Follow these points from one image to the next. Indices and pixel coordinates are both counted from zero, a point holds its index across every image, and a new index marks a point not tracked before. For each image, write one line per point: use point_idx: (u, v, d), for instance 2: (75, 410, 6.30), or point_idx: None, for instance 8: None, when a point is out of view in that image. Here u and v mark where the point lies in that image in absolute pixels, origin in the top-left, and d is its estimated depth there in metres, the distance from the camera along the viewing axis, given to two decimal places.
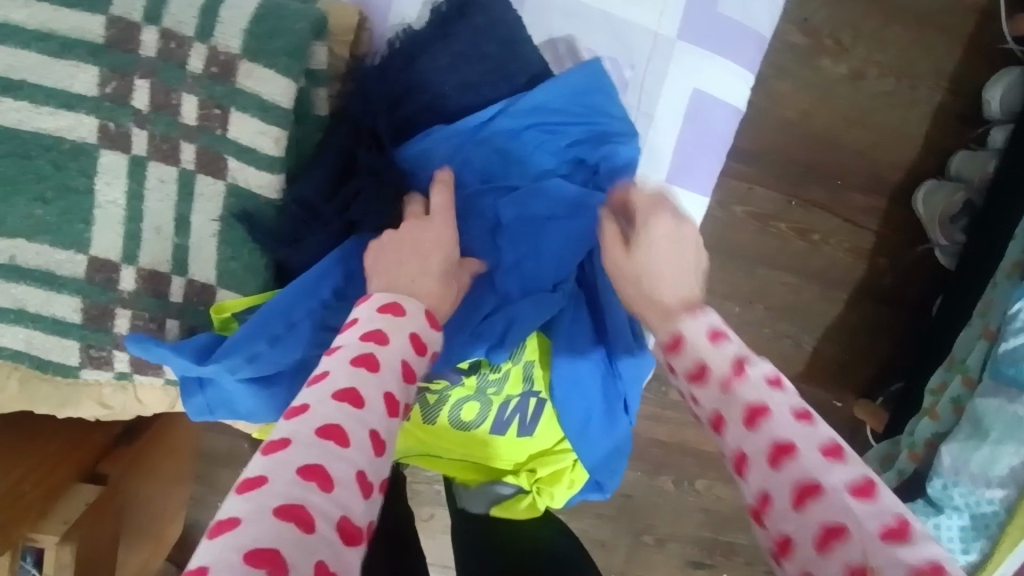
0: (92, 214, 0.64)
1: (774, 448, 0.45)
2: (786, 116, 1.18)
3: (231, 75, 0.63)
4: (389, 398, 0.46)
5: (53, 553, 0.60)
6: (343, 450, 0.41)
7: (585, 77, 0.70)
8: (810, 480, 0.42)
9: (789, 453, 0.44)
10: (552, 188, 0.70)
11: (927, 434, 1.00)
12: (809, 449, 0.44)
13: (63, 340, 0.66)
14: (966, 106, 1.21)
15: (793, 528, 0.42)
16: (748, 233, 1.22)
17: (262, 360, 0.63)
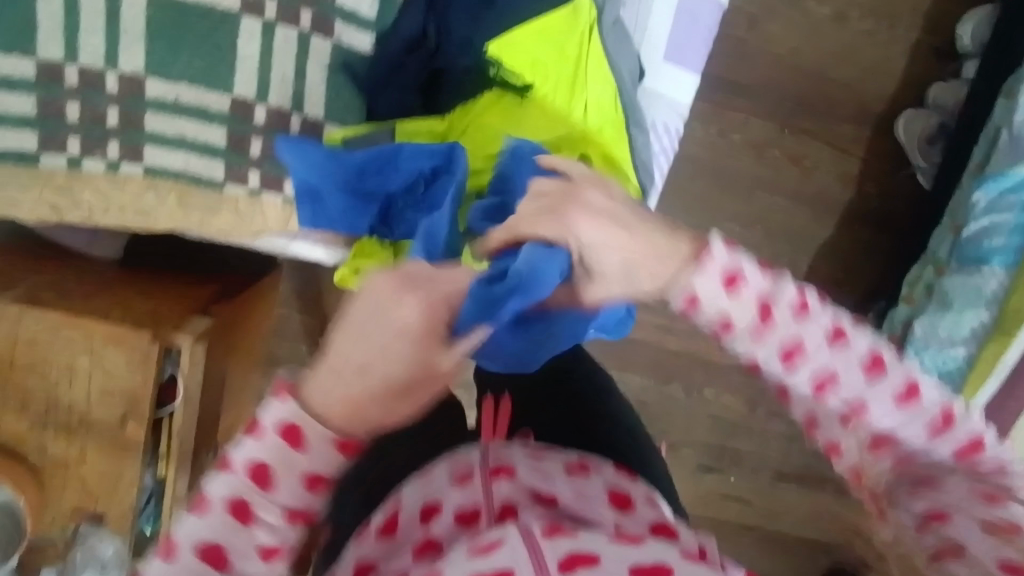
0: (235, 62, 0.66)
1: (818, 382, 0.54)
2: (777, 53, 1.33)
3: None
4: (334, 443, 0.46)
5: (188, 350, 0.78)
6: (284, 504, 0.46)
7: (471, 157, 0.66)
8: (862, 406, 0.54)
9: (885, 443, 0.58)
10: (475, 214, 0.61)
11: (903, 316, 1.15)
12: (910, 423, 0.55)
13: (210, 160, 0.67)
14: (940, 43, 1.35)
15: (869, 462, 0.60)
16: (748, 160, 1.36)
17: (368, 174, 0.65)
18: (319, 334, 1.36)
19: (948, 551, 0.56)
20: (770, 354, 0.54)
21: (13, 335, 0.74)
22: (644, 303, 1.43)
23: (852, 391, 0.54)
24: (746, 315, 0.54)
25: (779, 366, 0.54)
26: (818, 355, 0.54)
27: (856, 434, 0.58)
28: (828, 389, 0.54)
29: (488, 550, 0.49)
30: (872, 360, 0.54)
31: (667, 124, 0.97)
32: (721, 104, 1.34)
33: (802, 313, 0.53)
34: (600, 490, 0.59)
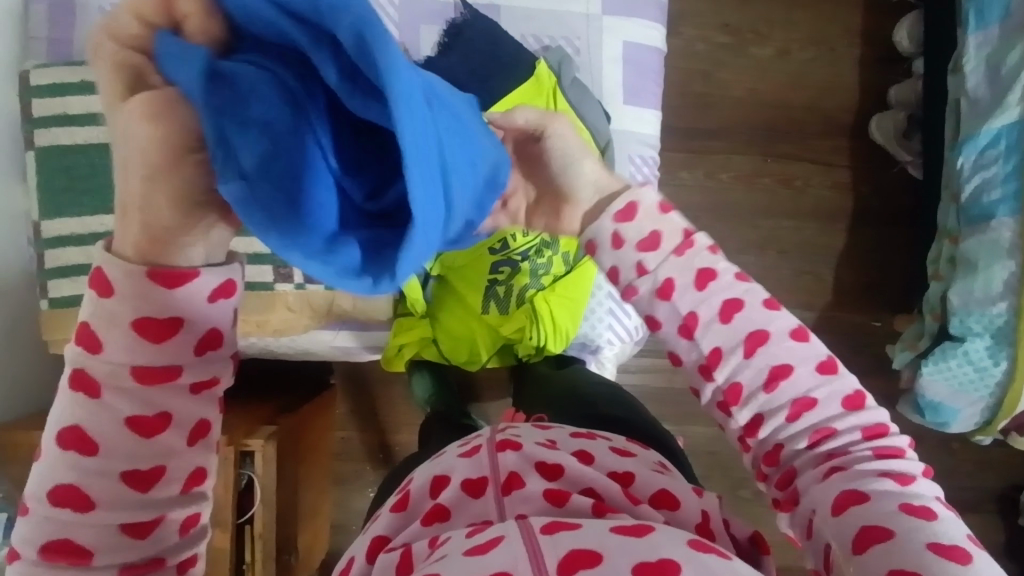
0: None
1: (728, 305, 0.57)
2: (737, 95, 1.44)
3: None
4: (71, 435, 0.45)
5: (260, 452, 0.83)
6: (129, 317, 0.44)
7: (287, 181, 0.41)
8: (765, 333, 0.57)
9: (811, 404, 0.57)
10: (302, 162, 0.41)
11: (938, 293, 1.14)
12: (826, 393, 0.57)
13: (260, 266, 0.79)
14: (882, 51, 1.46)
15: (801, 457, 0.57)
16: (741, 193, 1.44)
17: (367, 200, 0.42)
18: (379, 448, 1.37)
19: (873, 533, 0.50)
20: (659, 260, 0.57)
21: None
22: None
23: (730, 339, 0.56)
24: (637, 236, 0.57)
25: (673, 262, 0.57)
26: (688, 296, 0.57)
27: (759, 367, 0.56)
28: (709, 283, 0.57)
29: (488, 543, 0.50)
30: (726, 305, 0.57)
31: (643, 155, 0.90)
32: (702, 149, 1.43)
33: (662, 211, 0.58)
34: (603, 451, 0.67)
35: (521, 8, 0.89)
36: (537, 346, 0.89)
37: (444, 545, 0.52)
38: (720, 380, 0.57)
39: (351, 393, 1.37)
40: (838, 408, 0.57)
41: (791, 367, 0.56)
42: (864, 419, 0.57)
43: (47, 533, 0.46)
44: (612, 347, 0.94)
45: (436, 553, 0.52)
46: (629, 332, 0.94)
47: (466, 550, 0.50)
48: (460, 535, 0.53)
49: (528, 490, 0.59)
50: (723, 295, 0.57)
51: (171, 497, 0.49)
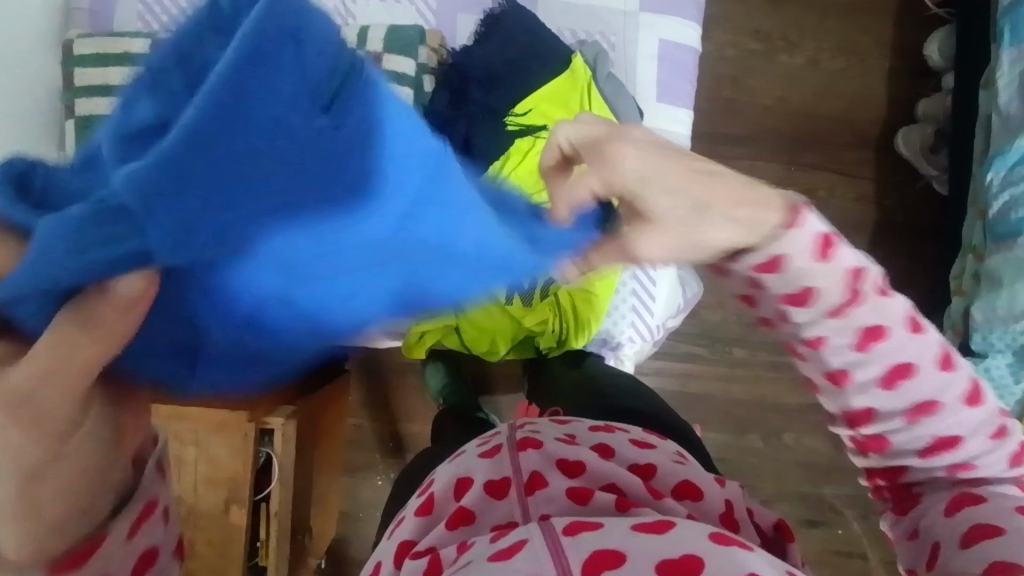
0: None
1: (873, 336, 0.54)
2: (763, 102, 1.44)
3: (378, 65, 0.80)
4: None
5: (280, 430, 0.84)
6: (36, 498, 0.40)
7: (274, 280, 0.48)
8: (911, 366, 0.55)
9: (929, 408, 0.56)
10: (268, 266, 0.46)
11: (961, 308, 1.14)
12: (944, 389, 0.56)
13: None
14: (912, 64, 1.45)
15: (905, 433, 0.58)
16: None
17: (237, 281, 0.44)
18: (390, 437, 1.37)
19: (986, 531, 0.54)
20: (810, 315, 0.53)
21: None
22: (699, 354, 1.44)
23: (846, 333, 0.54)
24: (760, 261, 0.50)
25: (793, 292, 0.52)
26: (808, 314, 0.53)
27: (879, 363, 0.55)
28: (837, 309, 0.53)
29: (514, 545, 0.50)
30: (865, 332, 0.53)
31: None
32: (726, 155, 1.43)
33: (821, 253, 0.50)
34: (623, 443, 0.67)
35: (559, 2, 0.89)
36: (559, 339, 0.91)
37: (471, 550, 0.53)
38: (852, 406, 0.58)
39: (364, 381, 1.37)
40: (962, 409, 0.57)
41: (912, 364, 0.55)
42: (985, 416, 0.58)
43: None
44: (632, 345, 0.93)
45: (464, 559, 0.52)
46: (651, 331, 0.94)
47: (492, 554, 0.50)
48: (487, 539, 0.53)
49: (551, 489, 0.59)
50: (858, 322, 0.53)
51: None
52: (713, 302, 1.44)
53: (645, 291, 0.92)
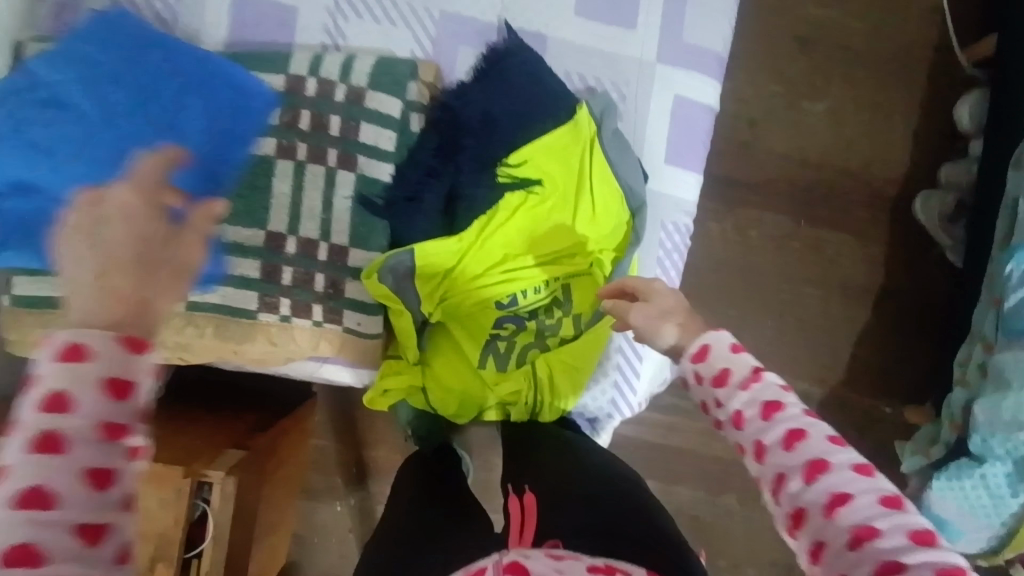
0: (269, 201, 0.72)
1: (790, 432, 0.55)
2: (780, 151, 1.36)
3: (360, 102, 0.74)
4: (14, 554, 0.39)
5: (219, 485, 0.77)
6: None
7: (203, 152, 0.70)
8: (825, 463, 0.53)
9: (824, 469, 0.52)
10: (197, 173, 0.69)
11: (962, 401, 1.07)
12: (842, 465, 0.52)
13: (246, 291, 0.71)
14: (939, 126, 1.38)
15: (818, 517, 0.51)
16: (768, 254, 1.37)
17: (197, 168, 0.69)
18: (354, 461, 1.31)
19: None
20: (729, 394, 0.59)
21: None
22: (683, 407, 1.38)
23: (768, 431, 0.56)
24: (710, 372, 0.61)
25: (738, 395, 0.59)
26: (736, 397, 0.59)
27: (777, 430, 0.56)
28: (752, 383, 0.59)
29: (84, 355, 0.43)
30: (764, 403, 0.57)
31: (677, 224, 0.83)
32: (733, 202, 1.36)
33: (735, 351, 0.61)
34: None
35: (571, 42, 0.81)
36: (531, 411, 0.80)
37: (58, 492, 0.41)
38: (784, 504, 0.54)
39: (333, 403, 1.30)
40: (877, 510, 0.50)
41: (805, 429, 0.55)
42: (887, 500, 0.50)
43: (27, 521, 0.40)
44: (608, 422, 0.86)
45: (59, 517, 0.41)
46: (632, 408, 0.86)
47: (85, 473, 0.42)
48: (21, 462, 0.41)
49: None
50: (759, 394, 0.58)
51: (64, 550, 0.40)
52: None
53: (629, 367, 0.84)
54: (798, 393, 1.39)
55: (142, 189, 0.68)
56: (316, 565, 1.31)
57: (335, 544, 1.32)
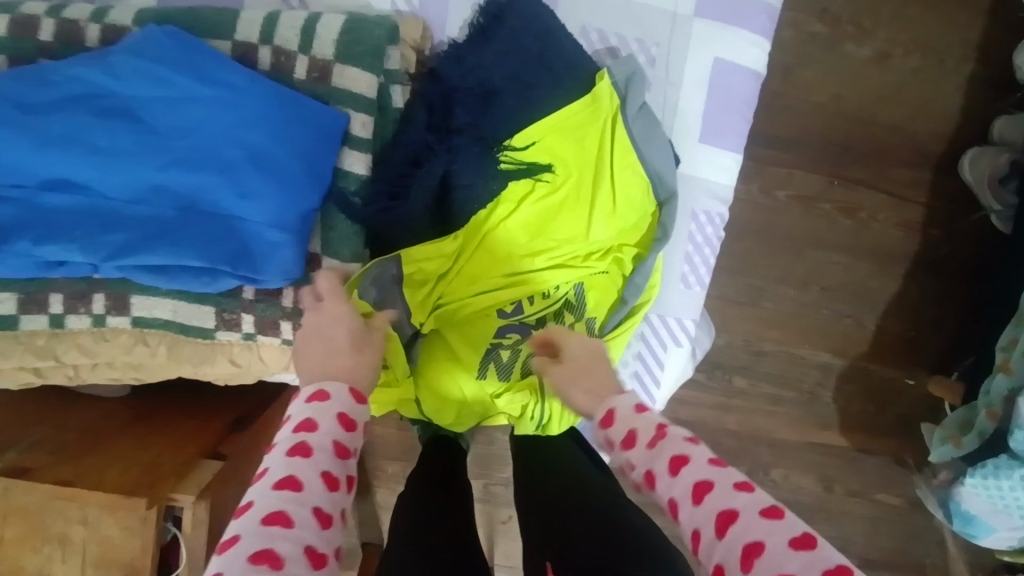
0: None
1: (696, 487, 0.46)
2: (816, 101, 1.21)
3: (326, 80, 0.62)
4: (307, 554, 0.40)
5: (190, 510, 0.69)
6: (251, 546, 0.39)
7: (127, 153, 0.56)
8: (731, 511, 0.43)
9: (732, 519, 0.43)
10: (134, 177, 0.56)
11: (1004, 390, 0.98)
12: (747, 509, 0.43)
13: (200, 306, 0.60)
14: (998, 73, 1.22)
15: None
16: (795, 217, 1.25)
17: (117, 173, 0.56)
18: None
19: None
20: (638, 456, 0.51)
21: (4, 506, 0.66)
22: (694, 380, 1.30)
23: (676, 487, 0.47)
24: (619, 435, 0.53)
25: (641, 453, 0.50)
26: (639, 455, 0.51)
27: (683, 486, 0.47)
28: (659, 438, 0.50)
29: (327, 394, 0.50)
30: (669, 458, 0.48)
31: (710, 213, 0.71)
32: (759, 159, 1.22)
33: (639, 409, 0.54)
34: None
35: None
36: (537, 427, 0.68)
37: (297, 517, 0.42)
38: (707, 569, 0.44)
39: None
40: (787, 554, 0.40)
41: (711, 479, 0.46)
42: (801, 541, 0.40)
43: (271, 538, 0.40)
44: None
45: (299, 540, 0.41)
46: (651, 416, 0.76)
47: (318, 511, 0.43)
48: (267, 493, 0.42)
49: None
50: (666, 449, 0.49)
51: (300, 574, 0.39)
52: (718, 324, 1.29)
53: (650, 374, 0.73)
54: (817, 365, 1.31)
55: (64, 216, 0.56)
56: None
57: None
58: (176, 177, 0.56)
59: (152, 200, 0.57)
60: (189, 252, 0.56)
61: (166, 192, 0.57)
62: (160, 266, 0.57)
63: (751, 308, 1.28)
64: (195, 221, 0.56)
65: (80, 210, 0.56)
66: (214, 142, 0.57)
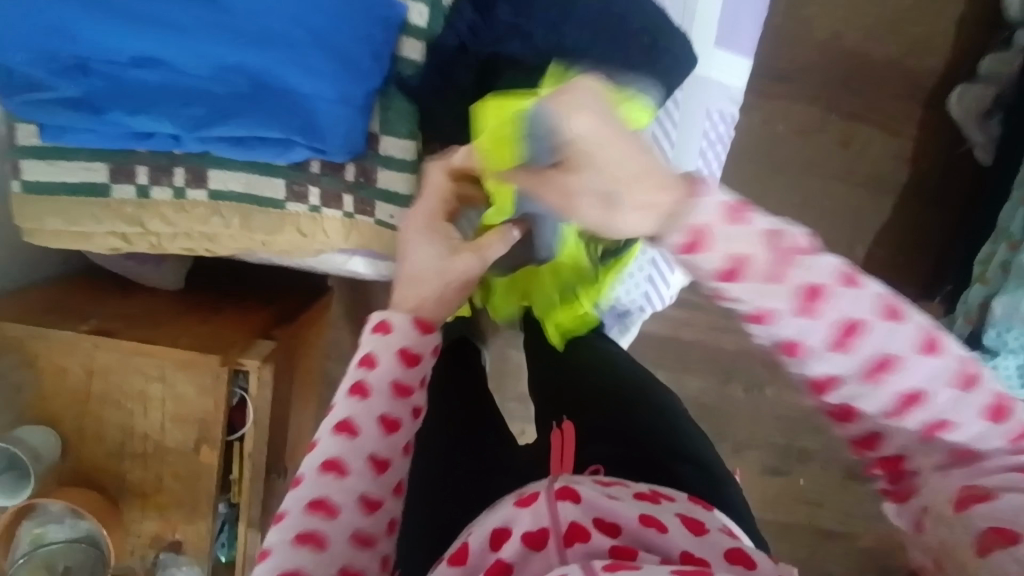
0: None
1: (806, 292, 0.39)
2: (816, 35, 1.28)
3: None
4: (362, 503, 0.48)
5: (256, 373, 0.78)
6: (302, 503, 0.47)
7: (194, 32, 0.59)
8: (885, 347, 0.40)
9: (860, 333, 0.40)
10: (205, 60, 0.61)
11: (980, 298, 1.08)
12: (885, 331, 0.40)
13: (272, 179, 0.67)
14: (986, 9, 1.29)
15: (862, 395, 0.41)
16: (793, 147, 1.33)
17: (188, 54, 0.60)
18: None
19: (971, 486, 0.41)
20: (748, 293, 0.40)
21: (91, 366, 0.74)
22: (697, 301, 1.40)
23: (814, 329, 0.40)
24: (711, 268, 0.40)
25: (759, 291, 0.39)
26: (750, 289, 0.40)
27: (824, 323, 0.40)
28: (781, 268, 0.39)
29: (392, 326, 0.53)
30: (805, 293, 0.39)
31: (722, 111, 0.79)
32: (761, 91, 1.30)
33: (733, 219, 0.39)
34: (671, 521, 0.48)
35: None
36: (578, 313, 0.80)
37: (351, 462, 0.48)
38: (817, 375, 0.42)
39: (348, 296, 1.28)
40: (933, 374, 0.40)
41: (858, 318, 0.40)
42: (945, 366, 0.40)
43: (320, 496, 0.47)
44: (637, 310, 0.88)
45: (353, 489, 0.48)
46: (662, 299, 0.87)
47: (372, 459, 0.49)
48: (328, 436, 0.49)
49: (594, 545, 0.45)
50: (797, 284, 0.39)
51: (351, 525, 0.47)
52: None
53: None
54: None
55: (142, 92, 0.61)
56: None
57: None
58: (246, 58, 0.61)
59: (228, 79, 0.62)
60: (264, 126, 0.63)
61: (236, 73, 0.62)
62: (234, 139, 0.64)
63: None
64: (262, 104, 0.63)
65: (162, 87, 0.61)
66: (275, 21, 0.60)
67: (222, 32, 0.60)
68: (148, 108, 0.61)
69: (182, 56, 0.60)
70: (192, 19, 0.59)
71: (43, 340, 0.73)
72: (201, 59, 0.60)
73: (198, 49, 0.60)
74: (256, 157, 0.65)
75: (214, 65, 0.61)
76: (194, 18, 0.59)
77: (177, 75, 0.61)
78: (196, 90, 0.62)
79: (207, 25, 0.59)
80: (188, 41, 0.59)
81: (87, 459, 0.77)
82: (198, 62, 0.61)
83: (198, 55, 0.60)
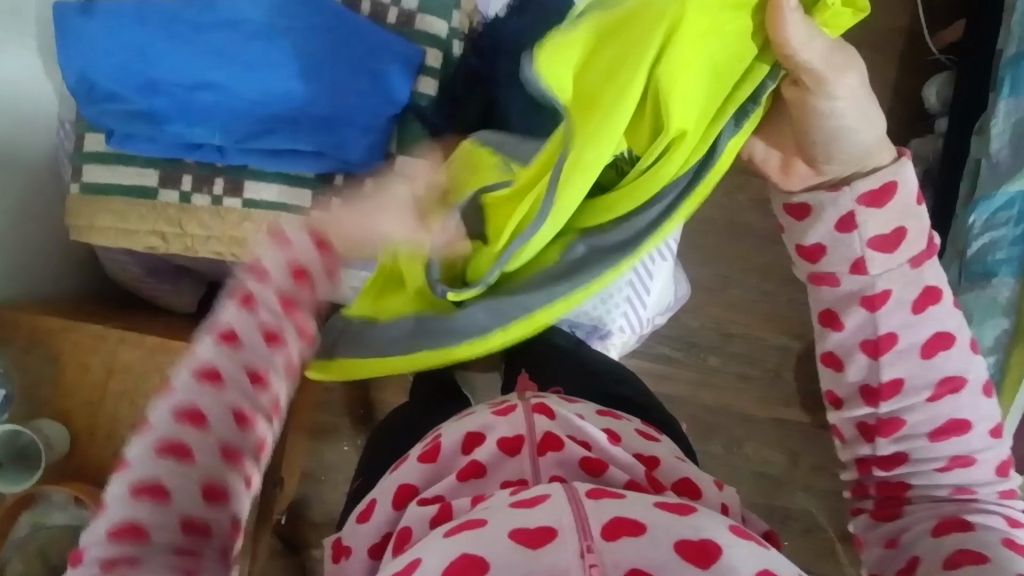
0: None
1: (908, 264, 0.59)
2: None
3: (411, 23, 0.82)
4: (250, 375, 0.56)
5: None
6: (161, 439, 0.52)
7: (252, 63, 0.72)
8: (947, 343, 0.59)
9: (939, 336, 0.59)
10: (256, 85, 0.72)
11: None
12: (940, 332, 0.59)
13: (300, 189, 0.77)
14: (909, 105, 1.51)
15: (915, 360, 0.59)
16: (754, 216, 1.47)
17: (243, 79, 0.72)
18: (361, 403, 1.33)
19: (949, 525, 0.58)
20: (882, 261, 0.59)
21: (111, 360, 0.80)
22: (673, 356, 1.48)
23: (905, 295, 0.59)
24: (878, 226, 0.59)
25: (897, 267, 0.59)
26: (880, 256, 0.59)
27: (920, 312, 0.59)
28: (903, 259, 0.59)
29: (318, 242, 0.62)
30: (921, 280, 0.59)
31: None
32: None
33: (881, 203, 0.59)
34: (630, 431, 0.58)
35: None
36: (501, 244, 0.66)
37: (228, 375, 0.55)
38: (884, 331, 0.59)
39: None
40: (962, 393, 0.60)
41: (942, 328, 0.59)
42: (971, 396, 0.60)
43: (180, 407, 0.53)
44: (619, 333, 0.95)
45: (242, 359, 0.56)
46: (640, 323, 0.96)
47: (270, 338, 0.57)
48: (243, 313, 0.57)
49: (565, 453, 0.52)
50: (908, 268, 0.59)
51: (213, 465, 0.53)
52: (694, 308, 1.49)
53: (641, 283, 0.93)
54: (778, 347, 1.49)
55: (198, 108, 0.73)
56: (321, 501, 1.32)
57: (343, 482, 1.32)
58: (291, 86, 0.73)
59: (272, 102, 0.73)
60: (299, 141, 0.74)
61: (279, 99, 0.73)
62: (270, 151, 0.75)
63: (719, 293, 1.48)
64: (298, 124, 0.74)
65: (217, 106, 0.73)
66: (319, 58, 0.73)
67: (274, 64, 0.72)
68: (202, 121, 0.73)
69: (237, 80, 0.72)
70: (251, 53, 0.72)
71: (72, 332, 0.80)
72: (252, 84, 0.72)
73: (252, 76, 0.72)
74: (287, 168, 0.76)
75: (262, 91, 0.73)
76: (254, 52, 0.72)
77: (230, 97, 0.72)
78: (243, 109, 0.73)
79: (263, 58, 0.72)
80: (246, 70, 0.72)
81: (91, 458, 0.78)
82: (249, 86, 0.72)
83: (251, 81, 0.72)
